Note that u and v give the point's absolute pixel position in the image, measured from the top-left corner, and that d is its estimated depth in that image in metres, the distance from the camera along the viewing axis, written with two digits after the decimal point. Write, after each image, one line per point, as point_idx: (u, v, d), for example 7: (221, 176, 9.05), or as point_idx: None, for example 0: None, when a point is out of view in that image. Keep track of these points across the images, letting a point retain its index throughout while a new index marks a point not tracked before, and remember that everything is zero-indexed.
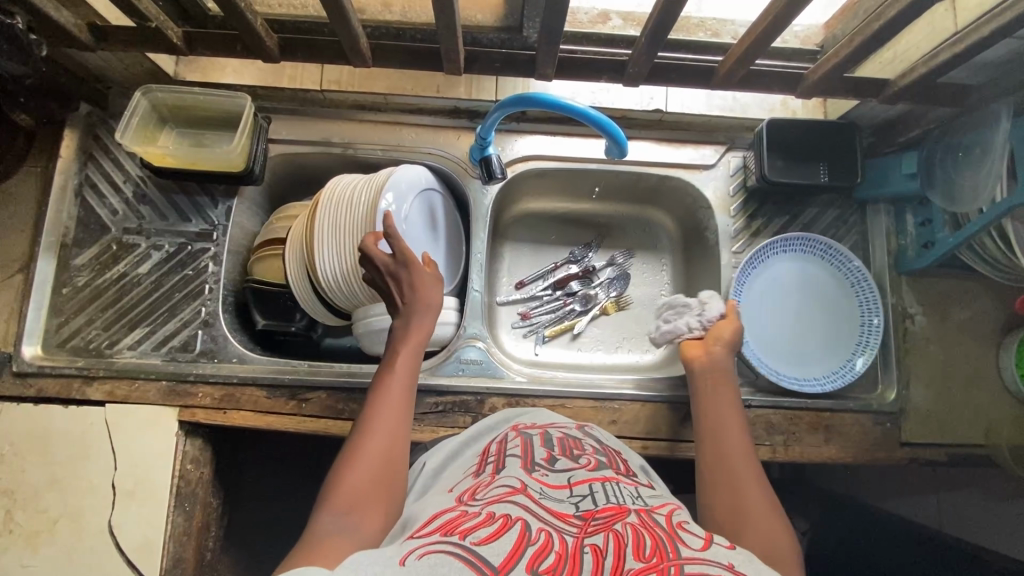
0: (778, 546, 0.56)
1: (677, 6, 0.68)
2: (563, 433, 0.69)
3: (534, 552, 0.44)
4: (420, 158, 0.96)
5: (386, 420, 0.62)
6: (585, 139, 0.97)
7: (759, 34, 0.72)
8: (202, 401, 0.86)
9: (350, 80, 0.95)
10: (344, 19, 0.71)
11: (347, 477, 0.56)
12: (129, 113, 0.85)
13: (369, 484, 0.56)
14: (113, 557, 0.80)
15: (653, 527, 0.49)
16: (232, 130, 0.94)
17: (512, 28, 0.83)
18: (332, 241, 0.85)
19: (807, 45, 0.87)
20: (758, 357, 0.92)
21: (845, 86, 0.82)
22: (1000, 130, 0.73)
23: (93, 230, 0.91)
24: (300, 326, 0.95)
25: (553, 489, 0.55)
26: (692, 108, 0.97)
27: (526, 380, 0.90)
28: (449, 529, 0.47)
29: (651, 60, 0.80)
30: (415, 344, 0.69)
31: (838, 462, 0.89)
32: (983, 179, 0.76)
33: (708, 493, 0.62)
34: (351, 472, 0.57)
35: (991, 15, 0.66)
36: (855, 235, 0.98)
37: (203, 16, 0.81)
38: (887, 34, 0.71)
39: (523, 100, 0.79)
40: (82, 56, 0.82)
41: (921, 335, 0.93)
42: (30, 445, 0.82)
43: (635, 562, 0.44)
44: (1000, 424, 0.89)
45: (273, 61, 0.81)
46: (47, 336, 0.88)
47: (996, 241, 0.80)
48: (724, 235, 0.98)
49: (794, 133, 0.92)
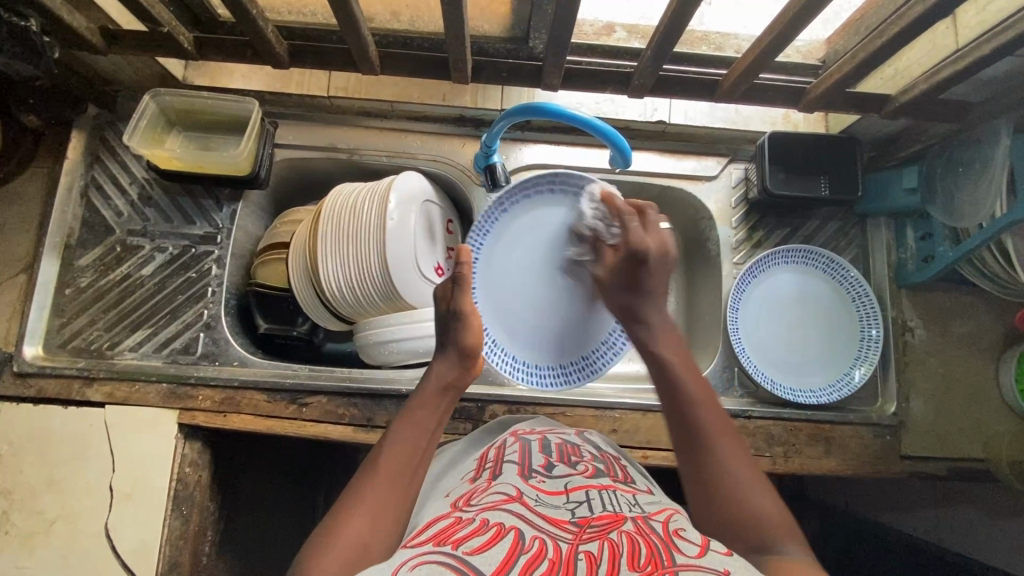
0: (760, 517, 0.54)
1: (682, 20, 0.69)
2: (561, 440, 0.70)
3: (527, 560, 0.44)
4: (424, 164, 0.97)
5: (379, 492, 0.56)
6: (588, 149, 0.98)
7: (763, 48, 0.73)
8: (202, 404, 0.86)
9: (357, 87, 0.96)
10: (354, 26, 0.72)
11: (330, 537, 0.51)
12: (138, 116, 0.86)
13: (347, 566, 0.49)
14: (109, 560, 0.80)
15: (649, 535, 0.47)
16: (239, 135, 0.94)
17: (518, 38, 0.84)
18: (336, 251, 0.86)
19: (809, 60, 0.88)
20: (758, 368, 0.93)
21: (847, 101, 0.83)
22: (1000, 147, 0.74)
23: (98, 231, 0.92)
24: (302, 330, 0.95)
25: (550, 495, 0.55)
26: (697, 120, 0.98)
27: (527, 389, 0.91)
28: (442, 539, 0.47)
29: (656, 73, 0.81)
30: (435, 390, 0.68)
31: (838, 474, 0.89)
32: (983, 195, 0.77)
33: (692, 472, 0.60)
34: (324, 558, 0.50)
35: (991, 34, 0.67)
36: (856, 248, 0.98)
37: (214, 22, 0.81)
38: (889, 50, 0.72)
39: (529, 109, 0.79)
40: (93, 59, 0.83)
41: (921, 348, 0.93)
42: (29, 445, 0.82)
43: (629, 572, 0.42)
44: (1000, 437, 0.89)
45: (283, 67, 0.82)
46: (49, 336, 0.88)
47: (997, 259, 0.81)
48: (725, 246, 0.98)
49: (797, 147, 0.93)
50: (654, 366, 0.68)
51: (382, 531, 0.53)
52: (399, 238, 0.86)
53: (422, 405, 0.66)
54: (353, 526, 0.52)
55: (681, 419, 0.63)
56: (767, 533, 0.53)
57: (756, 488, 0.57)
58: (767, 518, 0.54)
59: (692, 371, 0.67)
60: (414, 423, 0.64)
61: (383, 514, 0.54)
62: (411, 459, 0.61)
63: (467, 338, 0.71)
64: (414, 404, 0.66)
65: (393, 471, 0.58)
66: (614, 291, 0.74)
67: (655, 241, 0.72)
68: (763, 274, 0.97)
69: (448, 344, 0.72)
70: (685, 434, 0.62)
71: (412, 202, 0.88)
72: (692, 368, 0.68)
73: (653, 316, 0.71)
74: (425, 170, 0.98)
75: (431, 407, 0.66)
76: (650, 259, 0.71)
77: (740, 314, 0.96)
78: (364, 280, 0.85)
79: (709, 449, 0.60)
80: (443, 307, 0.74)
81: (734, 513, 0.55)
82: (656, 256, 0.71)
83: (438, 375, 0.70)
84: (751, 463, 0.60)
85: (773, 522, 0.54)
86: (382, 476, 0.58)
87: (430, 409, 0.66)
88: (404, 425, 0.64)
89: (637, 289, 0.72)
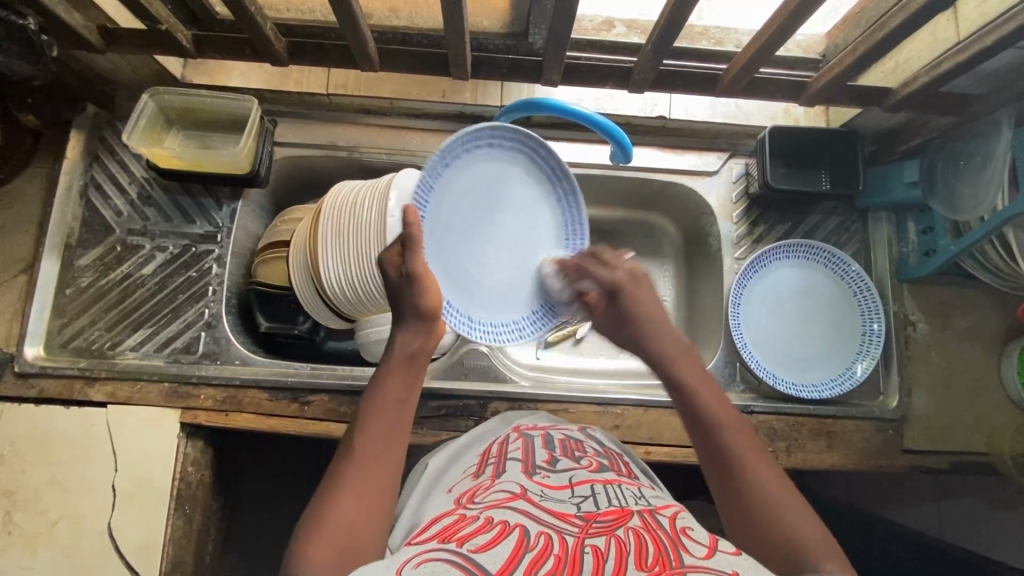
0: (803, 538, 0.52)
1: (683, 14, 0.69)
2: (565, 435, 0.69)
3: (533, 557, 0.44)
4: (424, 161, 0.97)
5: (359, 479, 0.55)
6: (588, 144, 0.97)
7: (764, 42, 0.72)
8: (204, 403, 0.86)
9: (356, 84, 0.96)
10: (353, 22, 0.71)
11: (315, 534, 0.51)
12: (137, 115, 0.85)
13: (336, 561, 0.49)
14: (113, 559, 0.80)
15: (656, 533, 0.47)
16: (239, 134, 0.94)
17: (517, 34, 0.83)
18: (337, 248, 0.86)
19: (809, 54, 0.87)
20: (760, 362, 0.93)
21: (848, 95, 0.83)
22: (1002, 140, 0.74)
23: (98, 231, 0.91)
24: (303, 329, 0.95)
25: (555, 489, 0.55)
26: (696, 115, 0.97)
27: (529, 385, 0.91)
28: (447, 536, 0.47)
29: (656, 68, 0.80)
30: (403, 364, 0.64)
31: (840, 468, 0.89)
32: (984, 189, 0.77)
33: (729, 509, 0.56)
34: (312, 548, 0.49)
35: (993, 26, 0.67)
36: (857, 243, 0.98)
37: (212, 18, 0.80)
38: (890, 43, 0.72)
39: (529, 105, 0.79)
40: (92, 58, 0.83)
41: (923, 342, 0.93)
42: (31, 446, 0.82)
43: (637, 571, 0.42)
44: (1002, 431, 0.89)
45: (281, 64, 0.82)
46: (50, 336, 0.88)
47: (999, 252, 0.81)
48: (726, 241, 0.98)
49: (799, 141, 0.93)
50: (672, 389, 0.66)
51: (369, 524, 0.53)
52: (399, 235, 0.84)
53: (388, 379, 0.63)
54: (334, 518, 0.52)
55: (704, 442, 0.60)
56: (805, 555, 0.51)
57: (786, 505, 0.54)
58: (809, 539, 0.52)
59: (714, 394, 0.64)
60: (383, 400, 0.62)
61: (364, 501, 0.54)
62: (385, 439, 0.59)
63: (424, 302, 0.64)
64: (382, 382, 0.63)
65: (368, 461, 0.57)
66: (603, 318, 0.73)
67: (626, 273, 0.72)
68: (765, 268, 0.97)
69: (408, 312, 0.65)
70: (712, 458, 0.59)
71: None
72: (711, 385, 0.65)
73: (664, 345, 0.68)
74: (425, 168, 0.97)
75: (397, 379, 0.63)
76: (625, 288, 0.71)
77: (742, 309, 0.96)
78: (365, 277, 0.85)
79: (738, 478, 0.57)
80: (393, 266, 0.66)
81: (773, 537, 0.53)
82: (628, 282, 0.72)
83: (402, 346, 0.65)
84: (779, 476, 0.57)
85: (809, 542, 0.51)
86: (359, 462, 0.57)
87: (398, 384, 0.63)
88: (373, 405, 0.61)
89: (624, 320, 0.71)
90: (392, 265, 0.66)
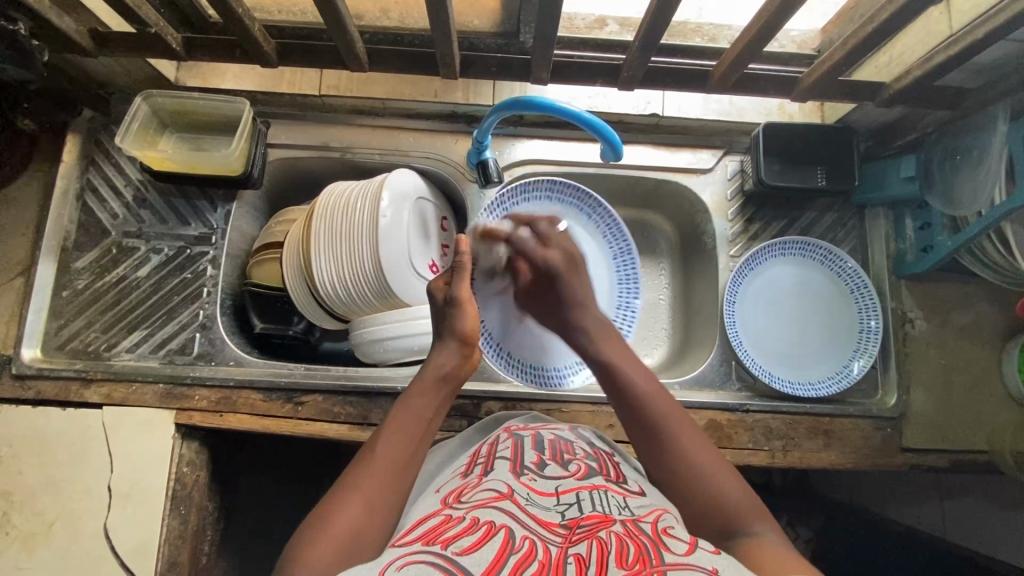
0: (720, 485, 0.57)
1: (670, 11, 0.68)
2: (553, 436, 0.69)
3: (517, 560, 0.43)
4: (416, 162, 0.97)
5: (374, 480, 0.56)
6: (582, 143, 0.97)
7: (752, 38, 0.72)
8: (199, 404, 0.87)
9: (349, 85, 0.96)
10: (341, 25, 0.71)
11: (318, 533, 0.51)
12: (129, 118, 0.86)
13: (333, 563, 0.48)
14: (108, 560, 0.80)
15: (639, 535, 0.47)
16: (232, 136, 0.94)
17: (508, 33, 0.83)
18: (329, 249, 0.86)
19: (803, 49, 0.87)
20: (755, 360, 0.92)
21: (840, 90, 0.82)
22: (998, 134, 0.73)
23: (94, 234, 0.92)
24: (298, 329, 0.95)
25: (541, 495, 0.54)
26: (690, 112, 0.97)
27: (523, 385, 0.90)
28: (431, 538, 0.47)
29: (646, 64, 0.80)
30: (432, 382, 0.66)
31: (838, 468, 0.88)
32: (982, 181, 0.76)
33: (653, 459, 0.61)
34: (315, 545, 0.50)
35: (984, 18, 0.66)
36: (854, 239, 0.97)
37: (204, 22, 0.81)
38: (881, 35, 0.71)
39: (518, 103, 0.79)
40: (84, 62, 0.83)
41: (921, 339, 0.92)
42: (26, 447, 0.83)
43: (619, 573, 0.42)
44: (1002, 430, 0.88)
45: (271, 66, 0.82)
46: (47, 338, 0.89)
47: (997, 247, 0.80)
48: (721, 239, 0.97)
49: (793, 138, 0.92)
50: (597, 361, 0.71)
51: (377, 528, 0.53)
52: (391, 238, 0.86)
53: (421, 397, 0.64)
54: (344, 518, 0.52)
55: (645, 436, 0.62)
56: (732, 512, 0.54)
57: (710, 461, 0.59)
58: (730, 493, 0.56)
59: (638, 366, 0.69)
60: (413, 412, 0.63)
61: (377, 504, 0.54)
62: (410, 451, 0.60)
63: (463, 324, 0.70)
64: (411, 396, 0.65)
65: (390, 464, 0.58)
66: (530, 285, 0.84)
67: (561, 255, 0.80)
68: (760, 267, 0.96)
69: (445, 334, 0.71)
70: (647, 441, 0.62)
71: (404, 200, 0.88)
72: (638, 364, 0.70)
73: (587, 321, 0.76)
74: (419, 168, 0.97)
75: (428, 396, 0.65)
76: (560, 274, 0.79)
77: (737, 307, 0.95)
78: (357, 280, 0.85)
79: (670, 443, 0.60)
80: (438, 295, 0.74)
81: (695, 485, 0.57)
82: (564, 266, 0.79)
83: (435, 367, 0.68)
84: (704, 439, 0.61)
85: (737, 503, 0.55)
86: (373, 467, 0.57)
87: (428, 400, 0.65)
88: (402, 415, 0.62)
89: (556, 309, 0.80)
90: (438, 292, 0.74)
